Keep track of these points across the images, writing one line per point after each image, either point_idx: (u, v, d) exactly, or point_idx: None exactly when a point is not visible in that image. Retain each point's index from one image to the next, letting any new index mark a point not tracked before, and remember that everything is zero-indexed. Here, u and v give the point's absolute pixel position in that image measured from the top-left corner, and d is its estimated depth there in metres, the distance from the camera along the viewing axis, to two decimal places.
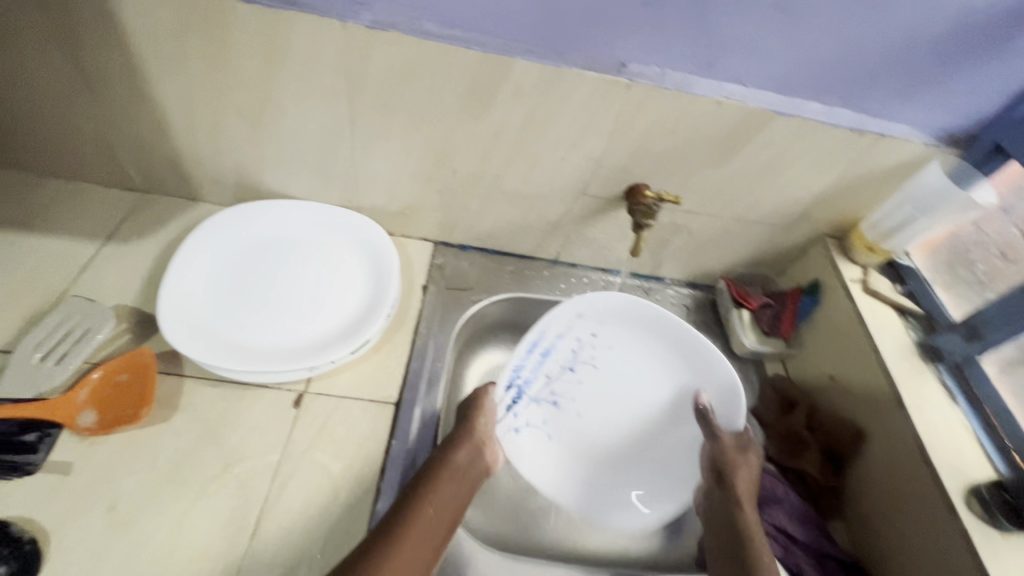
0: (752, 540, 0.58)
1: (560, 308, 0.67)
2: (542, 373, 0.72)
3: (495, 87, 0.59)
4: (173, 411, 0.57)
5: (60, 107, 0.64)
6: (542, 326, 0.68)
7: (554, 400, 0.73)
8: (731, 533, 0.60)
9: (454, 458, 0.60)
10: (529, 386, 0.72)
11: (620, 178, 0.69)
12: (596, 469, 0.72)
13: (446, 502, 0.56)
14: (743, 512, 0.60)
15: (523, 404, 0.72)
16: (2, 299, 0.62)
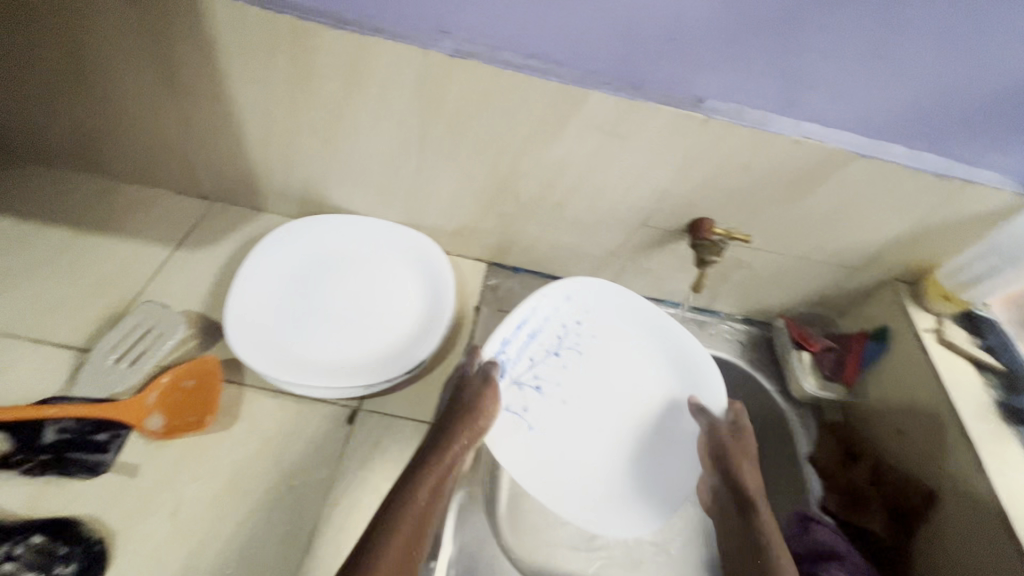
0: (772, 540, 0.60)
1: (551, 287, 0.71)
2: (525, 356, 0.71)
3: (567, 117, 0.59)
4: (234, 420, 0.58)
5: (148, 119, 0.67)
6: (533, 303, 0.70)
7: (536, 385, 0.71)
8: (751, 535, 0.61)
9: (443, 449, 0.56)
10: (512, 368, 0.70)
11: (684, 212, 0.68)
12: (584, 464, 0.68)
13: (427, 503, 0.53)
14: (760, 514, 0.62)
15: (504, 386, 0.69)
16: (80, 300, 0.65)
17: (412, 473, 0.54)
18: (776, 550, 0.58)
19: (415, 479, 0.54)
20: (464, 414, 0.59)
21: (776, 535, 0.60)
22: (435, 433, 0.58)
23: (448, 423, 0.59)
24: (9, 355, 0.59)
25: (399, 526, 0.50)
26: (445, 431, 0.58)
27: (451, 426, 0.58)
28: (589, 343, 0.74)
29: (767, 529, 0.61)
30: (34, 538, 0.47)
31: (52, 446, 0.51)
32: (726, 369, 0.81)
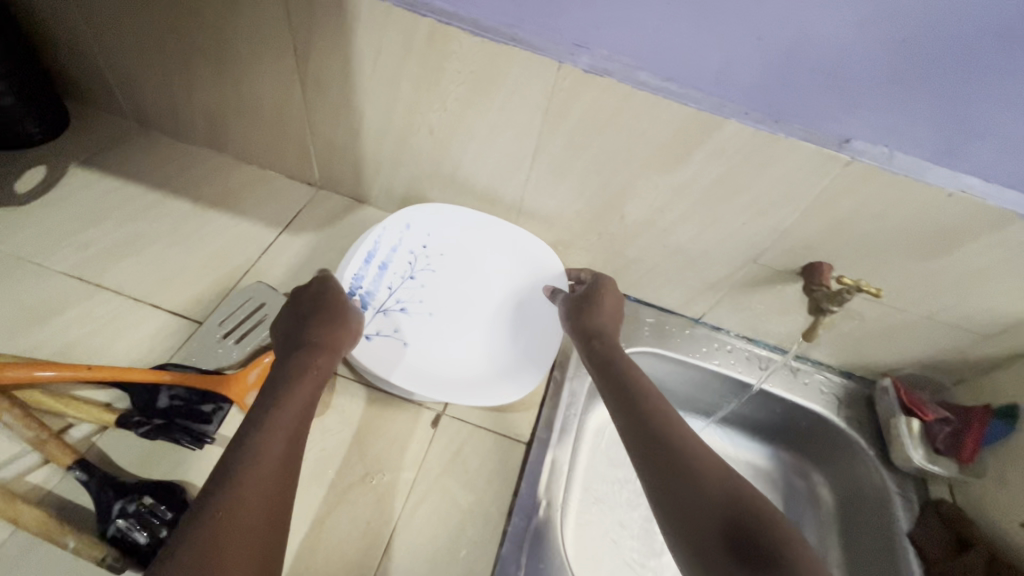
0: (618, 360, 0.56)
1: (389, 219, 0.72)
2: (384, 286, 0.71)
3: (696, 144, 0.56)
4: (326, 408, 0.60)
5: (274, 104, 0.70)
6: (377, 233, 0.71)
7: (402, 307, 0.70)
8: (602, 359, 0.57)
9: (299, 347, 0.52)
10: (374, 297, 0.70)
11: (802, 253, 0.64)
12: (480, 367, 0.68)
13: (302, 412, 0.47)
14: (598, 340, 0.59)
15: (368, 314, 0.68)
16: (196, 270, 0.68)
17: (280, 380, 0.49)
18: (627, 366, 0.55)
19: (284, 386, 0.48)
20: (297, 309, 0.57)
21: (620, 352, 0.58)
22: (308, 329, 0.55)
23: (296, 317, 0.56)
24: (132, 318, 0.62)
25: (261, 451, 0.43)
26: (296, 330, 0.55)
27: (290, 328, 0.55)
28: (440, 260, 0.74)
29: (609, 348, 0.58)
30: (145, 501, 0.47)
31: (164, 410, 0.53)
32: (817, 423, 0.75)
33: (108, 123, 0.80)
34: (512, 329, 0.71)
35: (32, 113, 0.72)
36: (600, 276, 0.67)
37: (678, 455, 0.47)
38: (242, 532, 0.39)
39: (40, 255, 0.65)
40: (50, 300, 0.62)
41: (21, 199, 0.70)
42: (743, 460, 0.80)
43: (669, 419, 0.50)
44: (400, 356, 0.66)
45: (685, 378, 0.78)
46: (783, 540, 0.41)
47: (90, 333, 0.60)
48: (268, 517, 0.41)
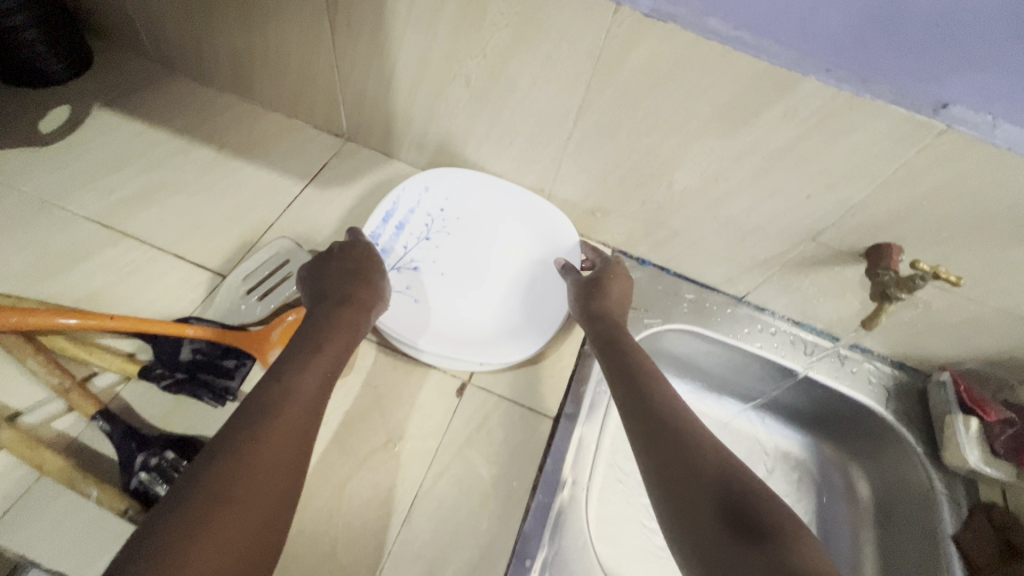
0: (623, 342, 0.55)
1: (408, 180, 0.68)
2: (400, 247, 0.67)
3: (765, 104, 0.50)
4: (349, 370, 0.58)
5: (301, 48, 0.65)
6: (396, 194, 0.67)
7: (415, 267, 0.66)
8: (606, 341, 0.56)
9: (335, 295, 0.54)
10: (388, 255, 0.65)
11: (869, 232, 0.58)
12: (491, 328, 0.64)
13: (333, 365, 0.48)
14: (604, 322, 0.58)
15: None
16: (219, 222, 0.65)
17: (315, 325, 0.50)
18: (629, 350, 0.54)
19: (321, 332, 0.49)
20: (334, 259, 0.58)
21: (625, 335, 0.56)
22: (338, 281, 0.55)
23: (333, 267, 0.57)
24: (155, 268, 0.60)
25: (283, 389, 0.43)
26: (332, 282, 0.55)
27: (328, 278, 0.56)
28: (458, 224, 0.70)
29: (615, 330, 0.57)
30: (167, 455, 0.47)
31: (186, 364, 0.52)
32: (863, 415, 0.70)
33: (130, 62, 0.77)
34: (532, 294, 0.67)
35: (53, 49, 0.69)
36: (611, 259, 0.66)
37: (671, 432, 0.45)
38: (269, 462, 0.38)
39: (62, 199, 0.63)
40: (73, 246, 0.60)
41: (45, 139, 0.68)
42: (776, 447, 0.77)
43: (668, 402, 0.48)
44: (413, 316, 0.62)
45: (722, 359, 0.74)
46: (775, 517, 0.39)
47: (114, 281, 0.59)
48: (293, 445, 0.40)
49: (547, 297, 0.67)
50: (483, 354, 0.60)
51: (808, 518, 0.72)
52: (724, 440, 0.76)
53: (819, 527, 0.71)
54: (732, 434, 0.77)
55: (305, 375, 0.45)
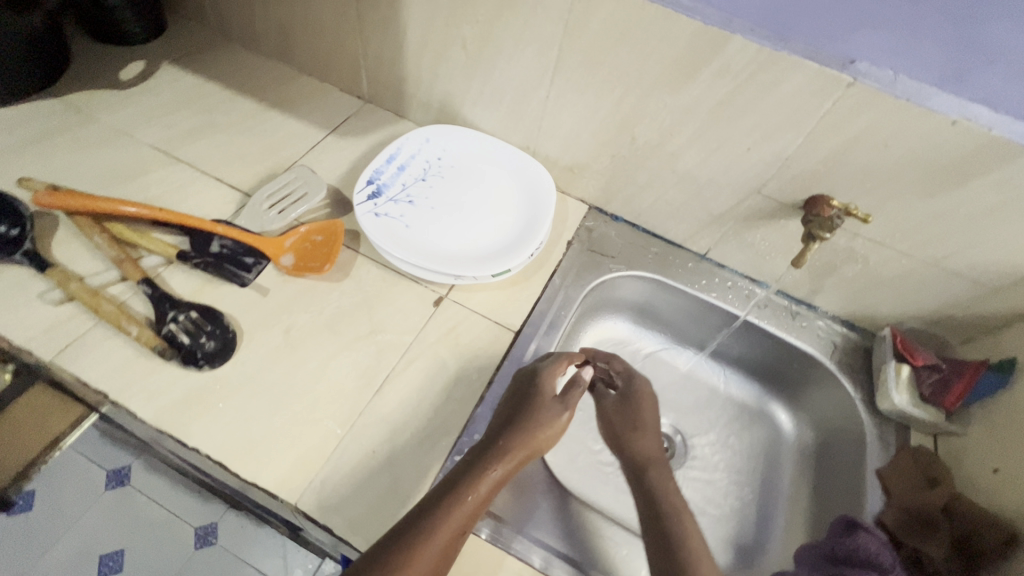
0: (663, 481, 0.56)
1: (412, 130, 0.79)
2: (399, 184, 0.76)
3: (703, 61, 0.59)
4: (344, 275, 0.68)
5: (333, 17, 0.79)
6: (399, 140, 0.78)
7: (411, 199, 0.75)
8: (650, 497, 0.55)
9: (539, 426, 0.54)
10: (388, 187, 0.74)
11: (805, 183, 0.65)
12: (470, 252, 0.72)
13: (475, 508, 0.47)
14: (653, 474, 0.57)
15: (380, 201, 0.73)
16: (252, 156, 0.78)
17: (497, 447, 0.52)
18: (677, 515, 0.52)
19: (506, 443, 0.52)
20: (541, 390, 0.57)
21: (673, 493, 0.55)
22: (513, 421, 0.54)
23: (530, 391, 0.57)
24: (197, 186, 0.73)
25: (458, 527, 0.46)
26: (533, 416, 0.54)
27: (521, 404, 0.56)
28: (451, 171, 0.79)
29: (662, 486, 0.55)
30: (190, 312, 0.59)
31: (214, 254, 0.64)
32: (808, 364, 0.76)
33: (194, 31, 0.92)
34: (514, 227, 0.74)
35: (136, 15, 0.84)
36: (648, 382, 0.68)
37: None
38: None
39: (132, 128, 0.77)
40: (137, 163, 0.74)
41: (122, 85, 0.83)
42: (731, 396, 0.83)
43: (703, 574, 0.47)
44: (402, 236, 0.71)
45: (683, 309, 0.81)
46: None
47: (164, 192, 0.72)
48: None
49: (523, 230, 0.74)
50: (459, 268, 0.69)
51: (752, 461, 0.79)
52: (683, 388, 0.84)
53: (762, 466, 0.78)
54: (692, 384, 0.84)
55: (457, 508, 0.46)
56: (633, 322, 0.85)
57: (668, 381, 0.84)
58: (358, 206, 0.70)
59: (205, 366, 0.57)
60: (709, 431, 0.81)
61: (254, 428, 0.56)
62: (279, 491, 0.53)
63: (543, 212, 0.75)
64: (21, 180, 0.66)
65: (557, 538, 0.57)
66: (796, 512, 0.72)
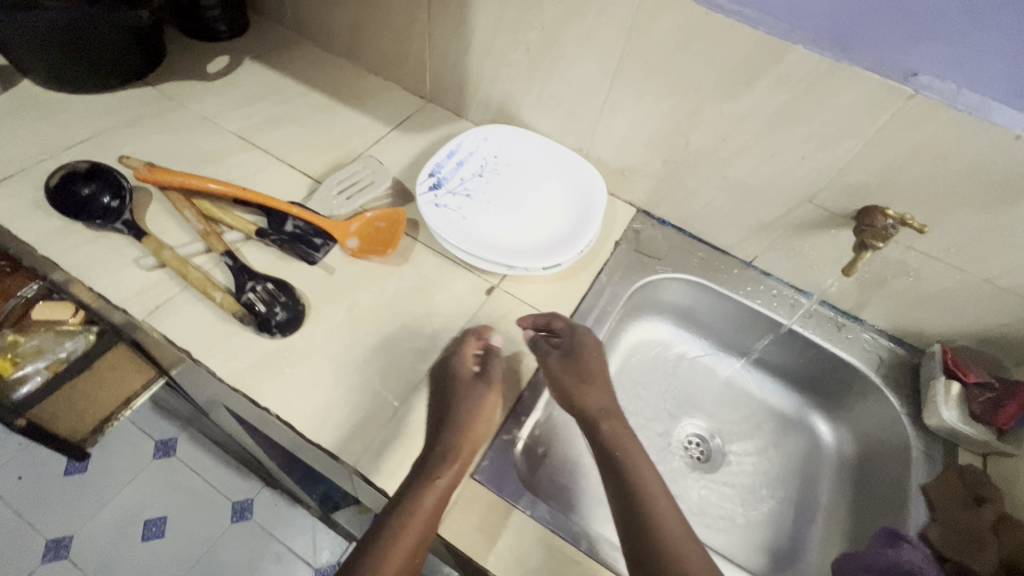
0: (616, 430, 0.59)
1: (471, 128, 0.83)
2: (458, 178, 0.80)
3: (763, 70, 0.61)
4: (404, 260, 0.72)
5: (405, 20, 0.84)
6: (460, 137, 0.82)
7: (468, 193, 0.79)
8: (607, 450, 0.58)
9: (470, 416, 0.57)
10: (447, 181, 0.78)
11: (858, 193, 0.66)
12: (522, 245, 0.75)
13: (431, 515, 0.51)
14: (606, 426, 0.59)
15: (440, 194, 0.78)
16: (322, 147, 0.84)
17: (435, 453, 0.55)
18: (629, 461, 0.56)
19: (445, 447, 0.55)
20: (463, 382, 0.60)
21: (627, 442, 0.58)
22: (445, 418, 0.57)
23: (455, 383, 0.60)
24: (273, 171, 0.79)
25: (426, 519, 0.50)
26: (464, 406, 0.58)
27: (447, 399, 0.59)
28: (507, 169, 0.83)
29: (614, 436, 0.59)
30: (267, 285, 0.64)
31: (288, 233, 0.69)
32: (851, 375, 0.76)
33: (273, 30, 0.99)
34: (565, 223, 0.77)
35: (223, 13, 0.91)
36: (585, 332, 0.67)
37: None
38: None
39: (215, 116, 0.84)
40: (220, 148, 0.80)
41: (207, 76, 0.90)
42: (769, 404, 0.84)
43: (655, 516, 0.51)
44: (460, 226, 0.75)
45: (725, 314, 0.82)
46: None
47: (244, 176, 0.78)
48: None
49: (573, 228, 0.77)
50: (512, 260, 0.72)
51: (791, 469, 0.79)
52: (721, 393, 0.86)
53: (800, 472, 0.78)
54: (729, 390, 0.86)
55: (413, 524, 0.49)
56: (674, 325, 0.87)
57: (705, 385, 0.86)
58: (420, 197, 0.75)
59: (278, 335, 0.62)
60: (744, 436, 0.82)
61: (319, 394, 0.60)
62: (340, 453, 0.57)
63: (593, 211, 0.77)
64: (125, 158, 0.73)
65: None
66: (835, 520, 0.72)
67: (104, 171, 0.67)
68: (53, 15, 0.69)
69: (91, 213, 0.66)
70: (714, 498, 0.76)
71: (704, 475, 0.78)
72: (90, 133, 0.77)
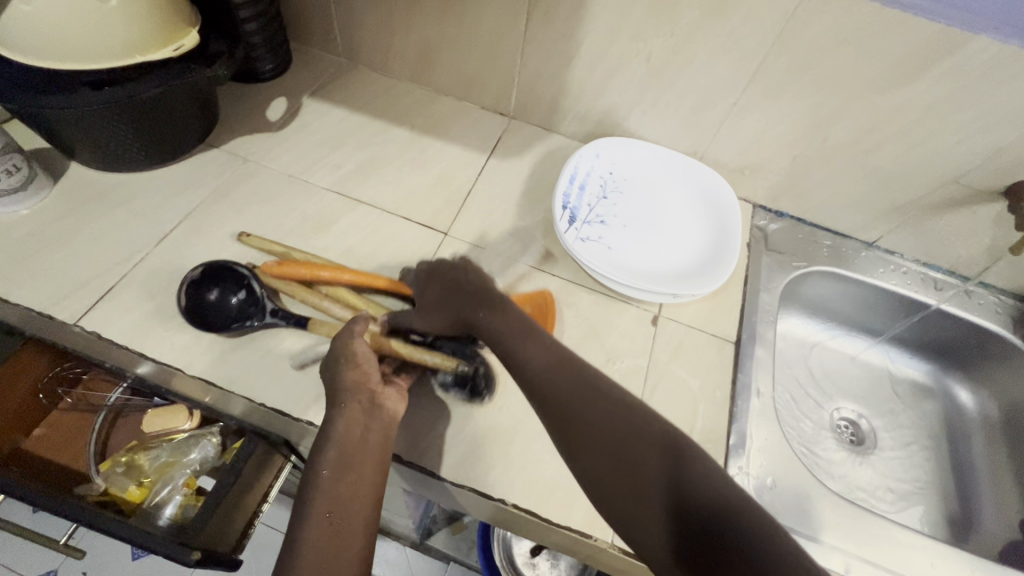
0: (491, 320, 0.56)
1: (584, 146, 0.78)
2: (584, 205, 0.77)
3: (933, 62, 0.59)
4: (563, 305, 0.69)
5: (493, 37, 0.76)
6: (577, 160, 0.77)
7: (601, 221, 0.76)
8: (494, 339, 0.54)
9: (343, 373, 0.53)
10: (579, 212, 0.75)
11: (1012, 171, 0.66)
12: (671, 268, 0.73)
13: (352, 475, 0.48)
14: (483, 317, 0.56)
15: (576, 226, 0.74)
16: (428, 190, 0.77)
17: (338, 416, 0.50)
18: (528, 339, 0.53)
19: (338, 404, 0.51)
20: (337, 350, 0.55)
21: (507, 324, 0.55)
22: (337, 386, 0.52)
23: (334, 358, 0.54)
24: (390, 228, 0.72)
25: (349, 449, 0.48)
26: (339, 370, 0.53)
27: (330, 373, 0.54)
28: (626, 186, 0.80)
29: (495, 324, 0.55)
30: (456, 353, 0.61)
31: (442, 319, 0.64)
32: (988, 340, 0.79)
33: (319, 59, 0.88)
34: (704, 238, 0.76)
35: (271, 50, 0.80)
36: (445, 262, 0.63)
37: (619, 465, 0.43)
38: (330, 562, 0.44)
39: (303, 173, 0.75)
40: (324, 211, 0.72)
41: (271, 126, 0.80)
42: (902, 374, 0.87)
43: (570, 389, 0.48)
44: (607, 259, 0.72)
45: (856, 297, 0.83)
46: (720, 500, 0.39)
47: (364, 239, 0.71)
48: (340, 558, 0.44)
49: (716, 240, 0.75)
50: (672, 287, 0.70)
51: (936, 433, 0.83)
52: (855, 370, 0.87)
53: (948, 436, 0.82)
54: (861, 365, 0.88)
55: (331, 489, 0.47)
56: (804, 314, 0.87)
57: (838, 364, 0.87)
58: (564, 235, 0.71)
59: (486, 395, 0.60)
60: (885, 409, 0.85)
61: (541, 470, 0.57)
62: (591, 530, 0.54)
63: (731, 220, 0.75)
64: (240, 236, 0.67)
65: (849, 542, 0.58)
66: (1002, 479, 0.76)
67: (223, 270, 0.63)
68: (107, 94, 0.58)
69: (222, 317, 0.60)
70: (877, 476, 0.79)
71: (861, 456, 0.80)
72: (178, 218, 0.68)
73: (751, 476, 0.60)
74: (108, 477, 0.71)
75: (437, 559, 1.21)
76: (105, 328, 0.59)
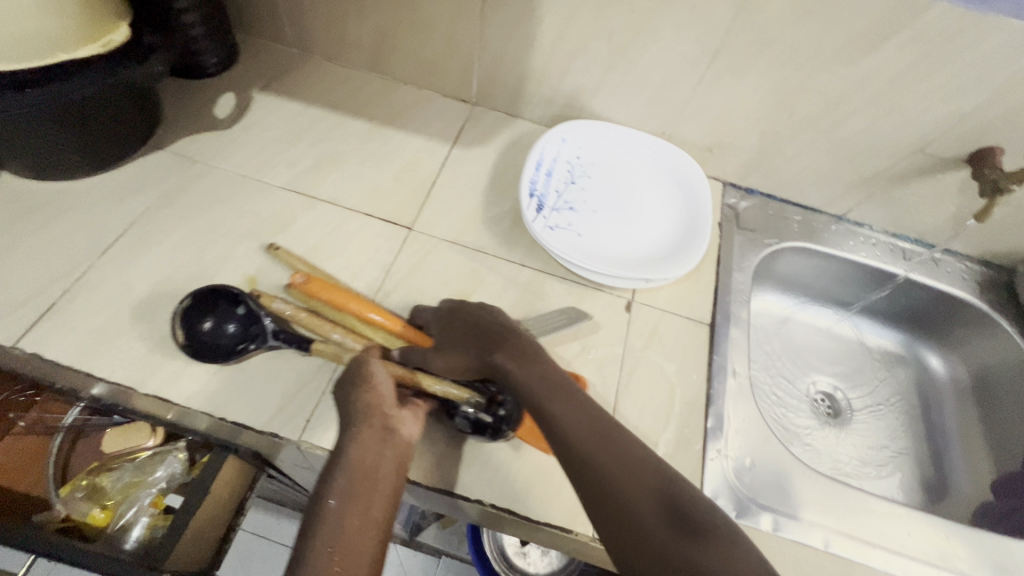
0: (507, 359, 0.52)
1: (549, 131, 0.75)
2: (552, 191, 0.75)
3: (894, 31, 0.58)
4: (536, 296, 0.67)
5: (448, 21, 0.73)
6: (542, 145, 0.75)
7: (570, 207, 0.74)
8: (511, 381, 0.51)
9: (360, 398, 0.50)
10: (547, 199, 0.73)
11: (975, 138, 0.66)
12: (643, 252, 0.72)
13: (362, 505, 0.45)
14: (500, 358, 0.52)
15: (545, 214, 0.72)
16: (391, 184, 0.74)
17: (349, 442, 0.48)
18: (547, 379, 0.50)
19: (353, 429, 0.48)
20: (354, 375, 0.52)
21: (525, 363, 0.52)
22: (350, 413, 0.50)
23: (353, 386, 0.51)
24: (352, 226, 0.69)
25: (362, 478, 0.46)
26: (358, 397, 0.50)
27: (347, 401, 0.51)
28: (594, 170, 0.78)
29: (513, 365, 0.51)
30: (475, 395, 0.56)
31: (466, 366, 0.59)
32: (956, 306, 0.80)
33: (268, 50, 0.84)
34: (675, 220, 0.74)
35: (214, 43, 0.75)
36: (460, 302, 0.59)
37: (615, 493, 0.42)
38: None
39: (256, 173, 0.72)
40: (281, 211, 0.69)
41: (220, 124, 0.75)
42: (876, 344, 0.88)
43: (574, 422, 0.46)
44: (578, 247, 0.70)
45: (829, 272, 0.83)
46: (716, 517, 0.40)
47: (325, 239, 0.68)
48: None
49: (687, 221, 0.74)
50: (645, 272, 0.69)
51: (911, 402, 0.84)
52: (830, 343, 0.88)
53: (922, 403, 0.84)
54: (836, 338, 0.88)
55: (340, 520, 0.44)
56: (778, 291, 0.87)
57: (814, 338, 0.88)
58: (532, 224, 0.69)
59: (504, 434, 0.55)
60: (861, 380, 0.86)
61: (519, 467, 0.55)
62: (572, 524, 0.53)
63: (702, 200, 0.74)
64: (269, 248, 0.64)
65: (827, 517, 0.59)
66: (973, 443, 0.78)
67: (219, 295, 0.59)
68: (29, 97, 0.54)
69: (227, 343, 0.57)
70: (856, 447, 0.80)
71: (840, 428, 0.81)
72: (123, 226, 0.64)
73: (729, 458, 0.60)
74: (69, 503, 0.67)
75: (428, 554, 1.21)
76: (49, 348, 0.56)
